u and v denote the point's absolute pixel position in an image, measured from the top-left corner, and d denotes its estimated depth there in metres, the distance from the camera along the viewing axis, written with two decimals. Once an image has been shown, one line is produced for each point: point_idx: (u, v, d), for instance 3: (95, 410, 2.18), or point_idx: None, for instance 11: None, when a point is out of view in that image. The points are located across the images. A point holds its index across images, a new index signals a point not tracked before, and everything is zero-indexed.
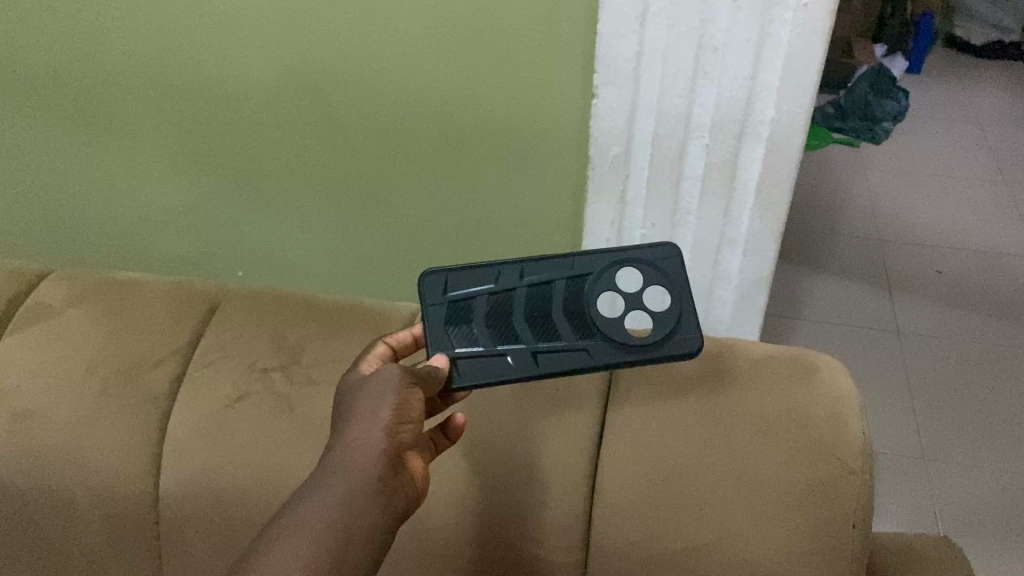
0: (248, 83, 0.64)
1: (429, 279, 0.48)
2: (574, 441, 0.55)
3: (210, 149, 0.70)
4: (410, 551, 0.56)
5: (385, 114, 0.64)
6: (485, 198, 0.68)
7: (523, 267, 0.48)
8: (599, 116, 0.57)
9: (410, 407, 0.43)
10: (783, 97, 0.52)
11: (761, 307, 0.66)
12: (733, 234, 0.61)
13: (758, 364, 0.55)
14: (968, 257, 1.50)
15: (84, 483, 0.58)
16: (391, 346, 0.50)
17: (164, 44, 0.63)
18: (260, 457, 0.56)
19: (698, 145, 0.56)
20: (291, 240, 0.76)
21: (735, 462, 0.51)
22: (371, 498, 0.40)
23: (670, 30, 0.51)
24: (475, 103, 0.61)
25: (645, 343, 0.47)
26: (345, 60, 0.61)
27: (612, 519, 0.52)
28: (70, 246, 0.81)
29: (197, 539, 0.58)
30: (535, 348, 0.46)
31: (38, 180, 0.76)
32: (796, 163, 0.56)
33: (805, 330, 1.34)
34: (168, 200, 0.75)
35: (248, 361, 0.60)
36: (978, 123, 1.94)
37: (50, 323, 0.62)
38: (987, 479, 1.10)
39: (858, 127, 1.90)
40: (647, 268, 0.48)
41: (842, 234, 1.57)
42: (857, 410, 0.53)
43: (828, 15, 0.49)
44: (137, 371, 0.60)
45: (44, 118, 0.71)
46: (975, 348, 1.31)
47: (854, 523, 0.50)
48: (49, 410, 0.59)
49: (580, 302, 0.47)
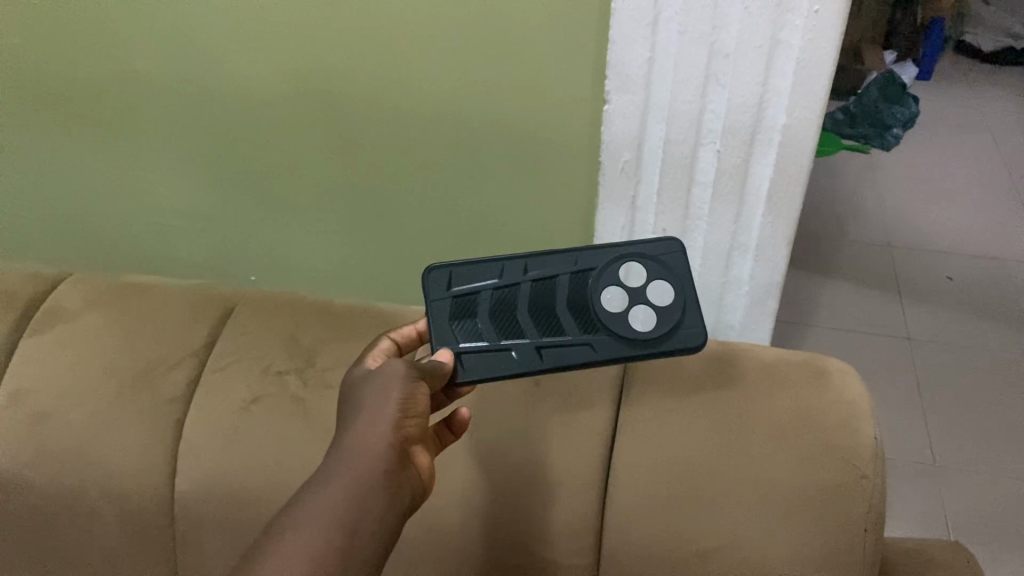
0: (262, 91, 0.65)
1: (432, 275, 0.47)
2: (586, 444, 0.54)
3: (224, 153, 0.70)
4: (422, 553, 0.55)
5: (400, 118, 0.64)
6: (496, 202, 0.68)
7: (528, 261, 0.47)
8: (610, 121, 0.57)
9: (416, 401, 0.42)
10: (795, 101, 0.52)
11: (774, 310, 0.65)
12: (745, 239, 0.61)
13: (769, 367, 0.54)
14: (980, 265, 1.49)
15: (100, 484, 0.58)
16: (396, 341, 0.50)
17: (180, 51, 0.64)
18: (273, 459, 0.56)
19: (709, 151, 0.56)
20: (305, 245, 0.76)
21: (747, 466, 0.51)
22: (377, 496, 0.39)
23: (681, 36, 0.51)
24: (487, 109, 0.62)
25: (651, 339, 0.46)
26: (358, 67, 0.62)
27: (629, 520, 0.52)
28: (86, 249, 0.82)
29: (211, 539, 0.58)
30: (539, 344, 0.45)
31: (56, 185, 0.77)
32: (807, 170, 0.55)
33: (817, 336, 1.33)
34: (184, 205, 0.75)
35: (264, 363, 0.60)
36: (989, 134, 1.94)
37: (65, 324, 0.62)
38: (1000, 487, 1.09)
39: (869, 134, 1.90)
40: (654, 262, 0.47)
41: (853, 241, 1.56)
42: (869, 415, 0.52)
43: (840, 23, 0.48)
44: (153, 373, 0.60)
45: (65, 122, 0.71)
46: (989, 355, 1.30)
47: (866, 528, 0.50)
48: (67, 410, 0.59)
49: (584, 297, 0.46)
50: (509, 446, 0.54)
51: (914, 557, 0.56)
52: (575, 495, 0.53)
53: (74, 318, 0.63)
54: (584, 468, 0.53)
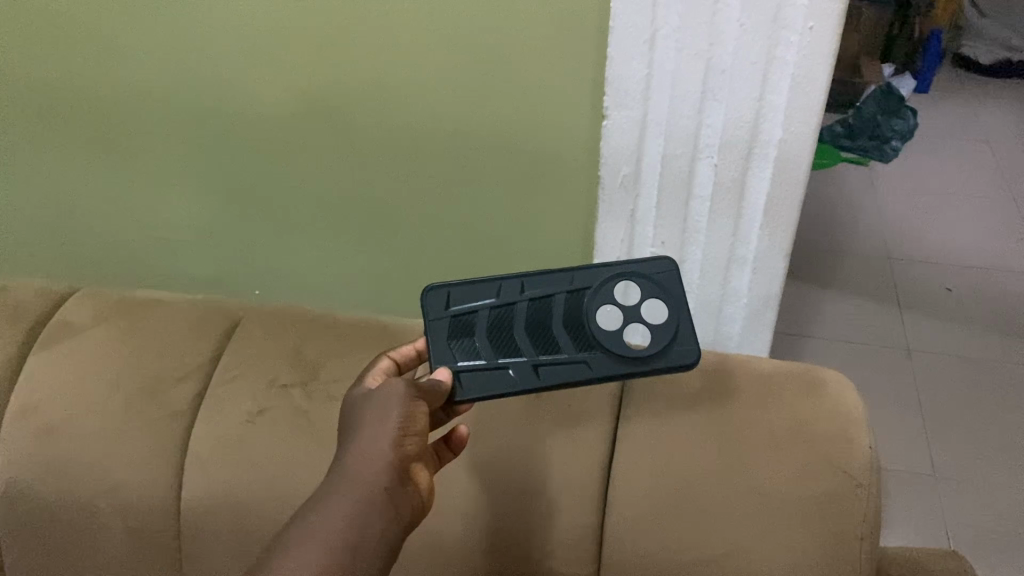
0: (268, 108, 0.66)
1: (431, 295, 0.48)
2: (587, 456, 0.54)
3: (230, 168, 0.71)
4: (425, 564, 0.56)
5: (402, 134, 0.65)
6: (497, 216, 0.69)
7: (524, 281, 0.48)
8: (609, 137, 0.58)
9: (416, 420, 0.43)
10: (791, 118, 0.53)
11: (773, 322, 0.66)
12: (743, 252, 0.61)
13: (765, 379, 0.55)
14: (978, 275, 1.50)
15: (108, 496, 0.59)
16: (395, 361, 0.50)
17: (187, 68, 0.65)
18: (279, 471, 0.57)
19: (707, 166, 0.57)
20: (308, 259, 0.77)
21: (745, 478, 0.51)
22: (377, 512, 0.40)
23: (679, 52, 0.52)
24: (488, 123, 0.63)
25: (645, 355, 0.46)
26: (363, 84, 0.63)
27: (628, 531, 0.53)
28: (91, 264, 0.83)
29: (217, 549, 0.59)
30: (536, 361, 0.46)
31: (63, 201, 0.78)
32: (803, 185, 0.56)
33: (816, 347, 1.34)
34: (190, 220, 0.77)
35: (269, 377, 0.60)
36: (987, 144, 1.95)
37: (72, 340, 0.63)
38: (998, 494, 1.09)
39: (868, 146, 1.91)
40: (648, 281, 0.47)
41: (851, 252, 1.57)
42: (864, 426, 0.53)
43: (835, 40, 0.49)
44: (160, 387, 0.61)
45: (72, 137, 0.72)
46: (988, 365, 1.31)
47: (861, 536, 0.50)
48: (76, 424, 0.60)
49: (580, 315, 0.47)
50: (510, 458, 0.55)
51: (909, 564, 0.56)
52: (575, 505, 0.54)
53: (82, 333, 0.63)
54: (583, 479, 0.54)
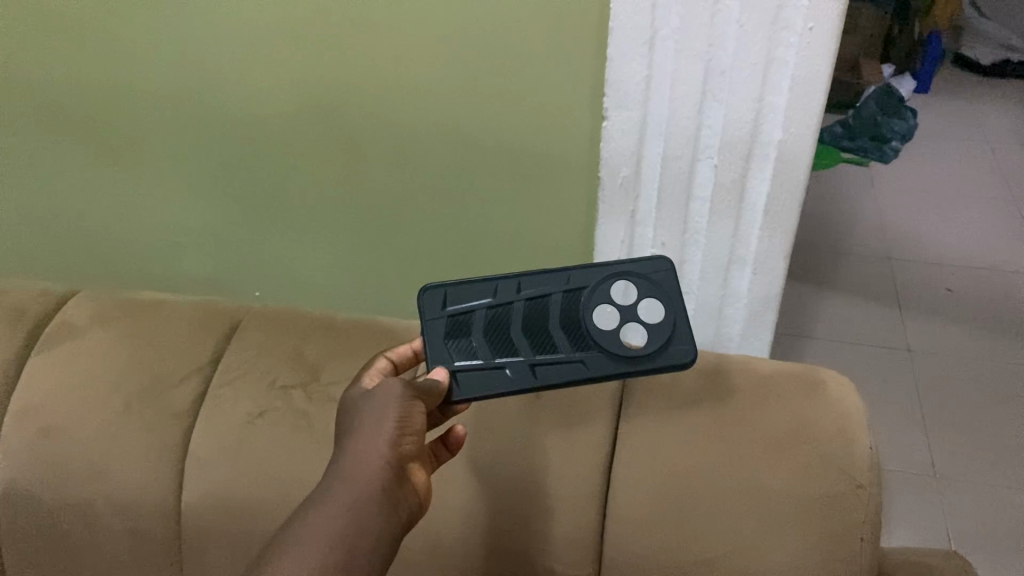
0: (268, 110, 0.66)
1: (428, 295, 0.48)
2: (586, 457, 0.54)
3: (230, 170, 0.71)
4: (424, 565, 0.56)
5: (401, 135, 0.65)
6: (497, 217, 0.69)
7: (521, 280, 0.48)
8: (608, 137, 0.58)
9: (414, 419, 0.43)
10: (790, 118, 0.53)
11: (773, 322, 0.66)
12: (742, 252, 0.61)
13: (765, 380, 0.55)
14: (979, 275, 1.50)
15: (109, 497, 0.59)
16: (392, 361, 0.50)
17: (188, 70, 0.65)
18: (279, 472, 0.57)
19: (706, 166, 0.57)
20: (309, 261, 0.77)
21: (745, 478, 0.51)
22: (375, 512, 0.40)
23: (678, 53, 0.52)
24: (488, 124, 0.63)
25: (643, 354, 0.46)
26: (363, 85, 0.63)
27: (628, 531, 0.53)
28: (92, 266, 0.83)
29: (217, 550, 0.59)
30: (533, 361, 0.46)
31: (63, 203, 0.78)
32: (802, 185, 0.56)
33: (817, 348, 1.33)
34: (190, 222, 0.77)
35: (269, 378, 0.60)
36: (988, 145, 1.95)
37: (72, 341, 0.63)
38: (1000, 494, 1.09)
39: (868, 147, 1.90)
40: (644, 280, 0.47)
41: (852, 253, 1.57)
42: (864, 426, 0.52)
43: (833, 41, 0.49)
44: (161, 389, 0.61)
45: (73, 141, 0.73)
46: (990, 366, 1.30)
47: (862, 536, 0.50)
48: (76, 425, 0.60)
49: (577, 314, 0.47)
50: (510, 459, 0.55)
51: (910, 565, 0.56)
52: (574, 505, 0.54)
53: (82, 334, 0.63)
54: (583, 479, 0.54)
